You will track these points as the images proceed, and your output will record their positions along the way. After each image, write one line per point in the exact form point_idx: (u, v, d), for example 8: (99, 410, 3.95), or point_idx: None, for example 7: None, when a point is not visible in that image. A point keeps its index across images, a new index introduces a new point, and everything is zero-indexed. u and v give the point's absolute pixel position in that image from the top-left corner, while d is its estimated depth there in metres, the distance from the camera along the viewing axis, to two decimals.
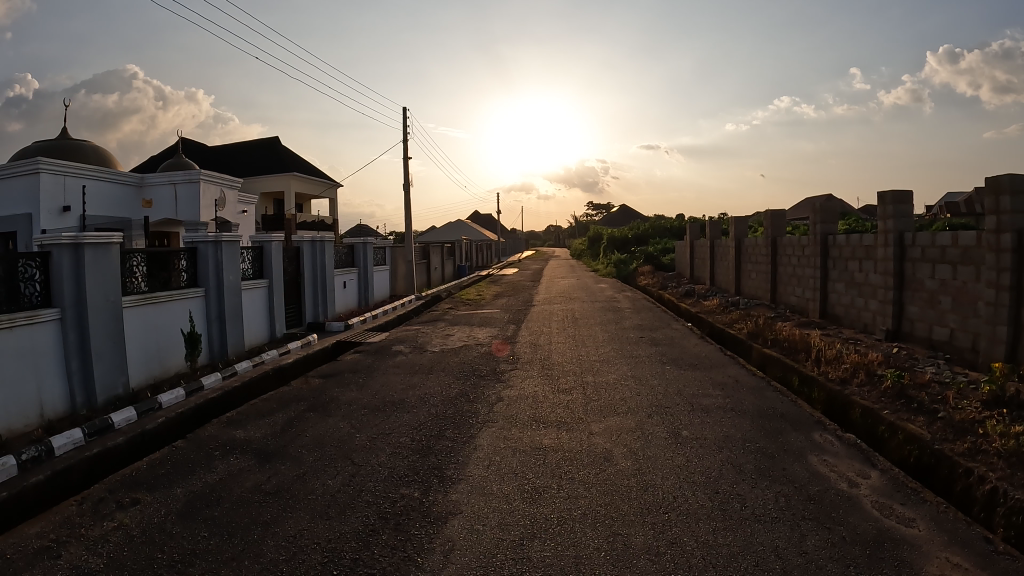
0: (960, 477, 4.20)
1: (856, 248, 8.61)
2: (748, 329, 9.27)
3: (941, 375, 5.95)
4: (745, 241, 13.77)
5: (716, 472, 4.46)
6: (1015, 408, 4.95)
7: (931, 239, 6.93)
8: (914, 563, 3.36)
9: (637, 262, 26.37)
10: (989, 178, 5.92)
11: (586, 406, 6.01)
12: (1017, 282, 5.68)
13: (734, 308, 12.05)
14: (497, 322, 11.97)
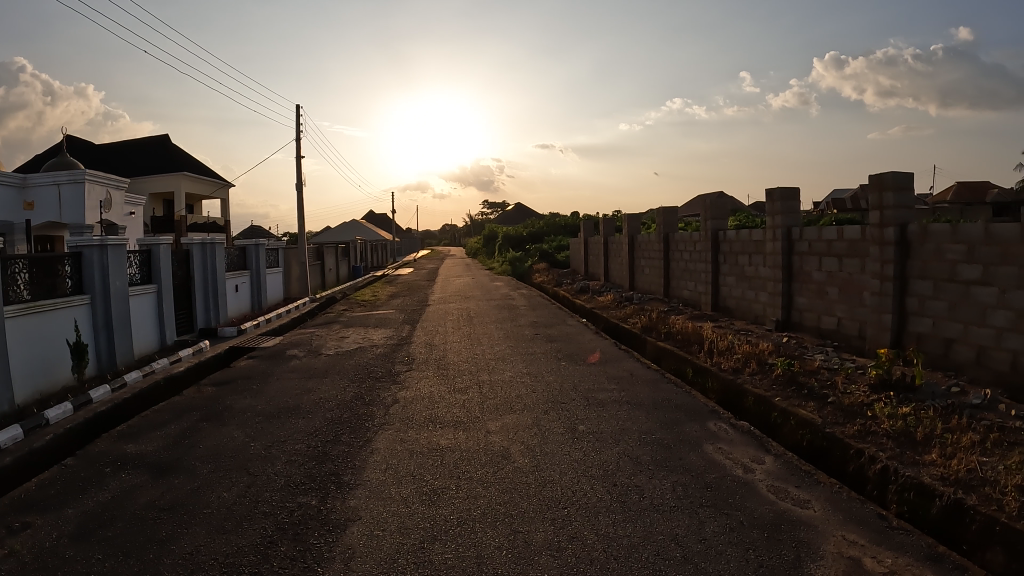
0: (852, 457, 4.45)
1: (745, 243, 8.96)
2: (642, 323, 9.52)
3: (829, 361, 6.27)
4: (638, 238, 14.19)
5: (614, 465, 4.53)
6: (902, 391, 5.28)
7: (817, 233, 7.28)
8: (811, 544, 3.51)
9: (533, 260, 26.68)
10: (873, 175, 6.26)
11: (482, 404, 6.01)
12: (901, 273, 6.05)
13: (628, 303, 12.35)
14: (394, 322, 11.86)
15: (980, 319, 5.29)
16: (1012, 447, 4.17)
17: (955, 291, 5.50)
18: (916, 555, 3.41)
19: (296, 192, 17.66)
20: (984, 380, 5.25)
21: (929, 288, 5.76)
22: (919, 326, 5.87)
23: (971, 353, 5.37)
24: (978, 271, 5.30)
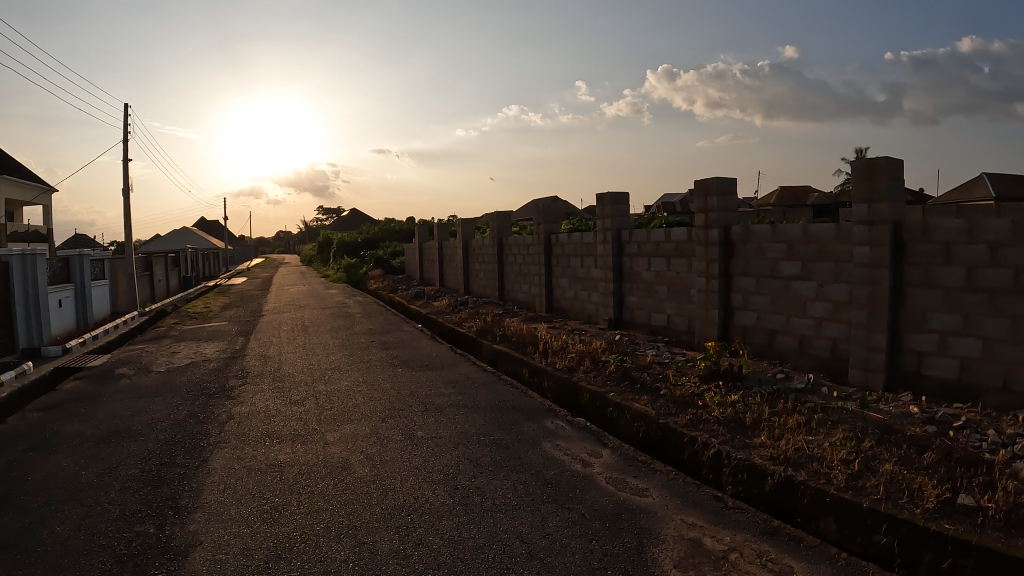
0: (687, 445, 4.78)
1: (577, 246, 9.35)
2: (478, 326, 9.65)
3: (661, 356, 6.70)
4: (473, 242, 14.53)
5: (453, 468, 4.57)
6: (730, 380, 5.71)
7: (646, 235, 7.72)
8: (651, 529, 3.72)
9: (366, 266, 26.31)
10: (698, 181, 6.69)
11: (319, 415, 5.88)
12: (726, 271, 6.56)
13: (464, 308, 12.51)
14: (227, 335, 11.29)
15: (800, 311, 5.87)
16: (832, 424, 4.66)
17: (777, 286, 6.07)
18: (754, 531, 3.74)
19: (125, 197, 16.46)
20: (805, 365, 5.84)
21: (752, 284, 6.31)
22: (745, 319, 6.41)
23: (793, 342, 5.96)
24: (796, 268, 5.87)
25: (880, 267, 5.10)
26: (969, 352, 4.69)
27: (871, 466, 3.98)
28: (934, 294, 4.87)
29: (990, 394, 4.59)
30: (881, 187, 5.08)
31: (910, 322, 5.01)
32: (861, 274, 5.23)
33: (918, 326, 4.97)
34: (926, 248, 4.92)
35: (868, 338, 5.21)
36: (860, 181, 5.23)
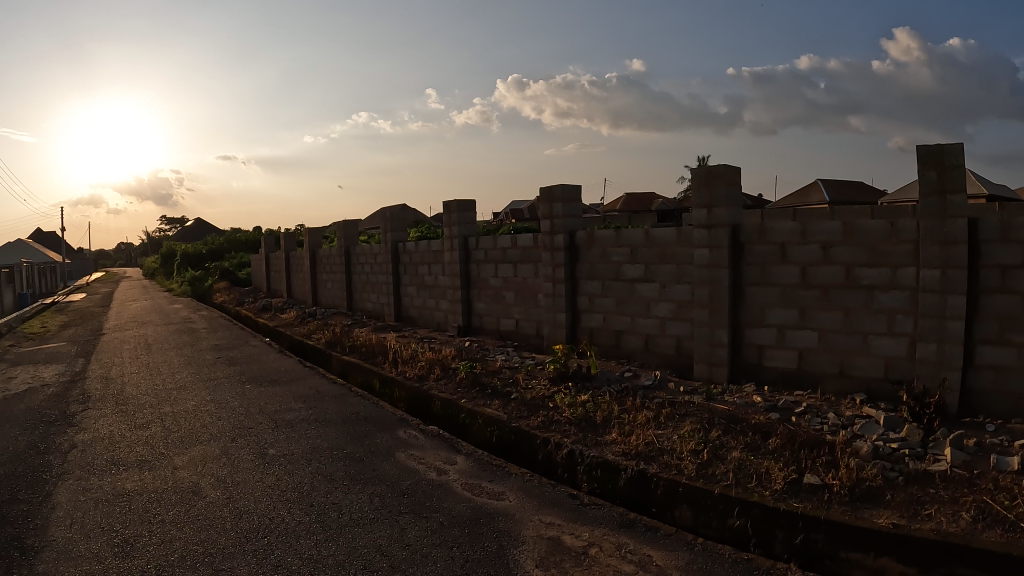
0: (540, 446, 4.92)
1: (426, 253, 9.75)
2: (327, 338, 9.37)
3: (510, 360, 6.94)
4: (320, 252, 14.21)
5: (307, 485, 4.42)
6: (579, 380, 5.88)
7: (492, 242, 7.84)
8: (510, 532, 3.79)
9: (209, 279, 24.81)
10: (543, 188, 6.83)
11: (165, 439, 5.48)
12: (571, 275, 6.76)
13: (311, 320, 12.12)
14: (66, 357, 10.32)
15: (644, 311, 6.16)
16: (680, 417, 4.99)
17: (622, 288, 6.33)
18: (612, 525, 3.98)
19: None
20: (651, 363, 6.15)
21: (598, 288, 6.55)
22: (591, 321, 6.65)
23: (639, 341, 6.25)
24: (640, 270, 6.15)
25: (720, 268, 5.45)
26: (807, 343, 5.19)
27: (719, 455, 4.40)
28: (771, 291, 5.33)
29: (827, 380, 5.12)
30: (719, 194, 5.39)
31: (751, 318, 5.45)
32: (702, 275, 5.57)
33: (758, 321, 5.42)
34: (762, 249, 5.35)
35: (710, 334, 5.56)
36: (699, 188, 5.50)
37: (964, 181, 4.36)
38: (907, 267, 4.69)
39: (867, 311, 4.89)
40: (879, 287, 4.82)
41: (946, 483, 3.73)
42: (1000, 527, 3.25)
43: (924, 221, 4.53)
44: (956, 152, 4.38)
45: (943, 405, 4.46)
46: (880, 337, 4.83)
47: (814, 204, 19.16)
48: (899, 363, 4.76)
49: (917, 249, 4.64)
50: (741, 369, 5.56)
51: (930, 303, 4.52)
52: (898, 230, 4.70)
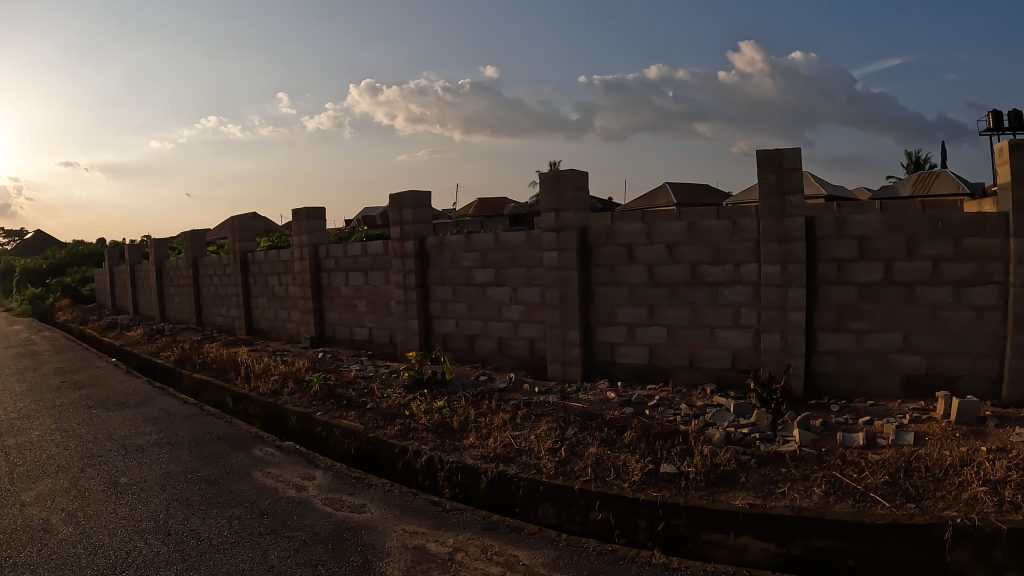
0: (399, 455, 4.89)
1: (275, 263, 9.42)
2: (175, 355, 8.80)
3: (365, 370, 6.86)
4: (166, 265, 13.35)
5: (163, 513, 4.16)
6: (435, 386, 5.89)
7: (342, 250, 7.69)
8: (374, 544, 3.75)
9: (50, 296, 22.67)
10: (393, 194, 6.77)
11: (6, 475, 4.95)
12: (422, 281, 6.75)
13: (160, 337, 11.34)
14: None
15: (497, 314, 6.25)
16: (537, 417, 5.09)
17: (473, 293, 6.39)
18: (475, 528, 4.05)
19: None
20: (506, 365, 6.25)
21: (449, 293, 6.59)
22: (444, 327, 6.68)
23: (493, 344, 6.33)
24: (490, 274, 6.24)
25: (570, 270, 5.61)
26: (656, 339, 5.46)
27: (576, 451, 4.54)
28: (620, 291, 5.55)
29: (678, 373, 5.42)
30: (567, 197, 5.55)
31: (602, 317, 5.66)
32: (551, 277, 5.71)
33: (608, 320, 5.63)
34: (610, 250, 5.56)
35: (562, 334, 5.72)
36: (547, 192, 5.63)
37: (801, 183, 4.81)
38: (749, 264, 5.06)
39: (712, 306, 5.22)
40: (723, 283, 5.16)
41: (796, 461, 4.18)
42: (850, 499, 3.75)
43: (765, 220, 4.93)
44: (794, 157, 4.79)
45: (788, 389, 4.90)
46: (726, 330, 5.18)
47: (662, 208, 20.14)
48: (745, 353, 5.14)
49: (756, 246, 5.03)
50: (593, 367, 5.74)
51: (773, 295, 4.94)
52: (739, 229, 5.06)
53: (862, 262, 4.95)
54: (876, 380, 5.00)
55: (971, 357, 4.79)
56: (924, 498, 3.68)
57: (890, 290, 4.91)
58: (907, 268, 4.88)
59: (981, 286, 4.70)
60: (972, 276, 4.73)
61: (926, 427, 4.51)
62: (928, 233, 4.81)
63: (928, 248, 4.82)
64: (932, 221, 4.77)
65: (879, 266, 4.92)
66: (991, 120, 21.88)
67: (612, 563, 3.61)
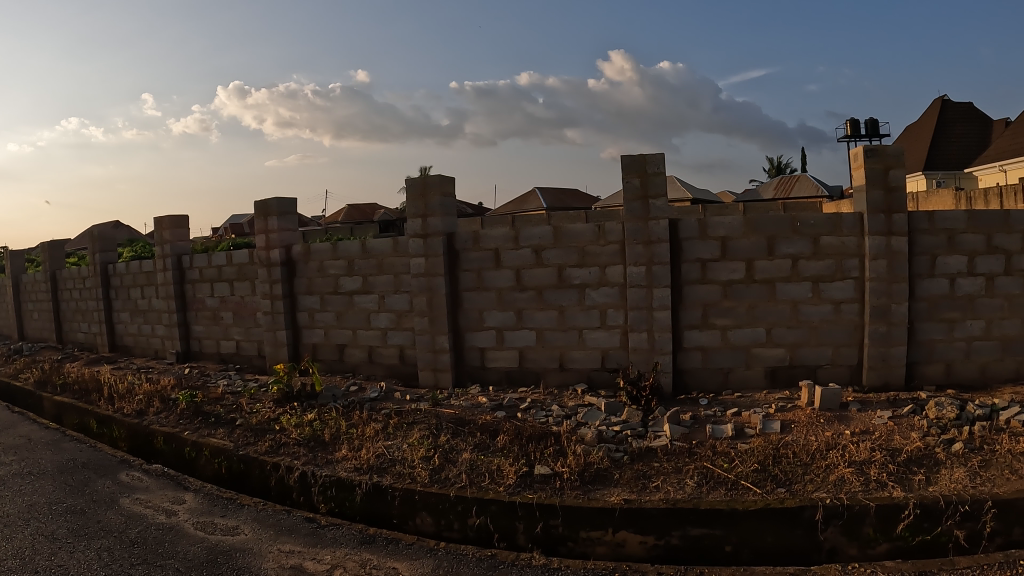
0: (271, 472, 4.70)
1: (137, 275, 8.87)
2: (33, 377, 8.11)
3: (233, 386, 6.54)
4: (22, 279, 12.32)
5: (26, 549, 3.81)
6: (304, 399, 5.71)
7: (207, 260, 7.34)
8: (252, 567, 3.58)
9: None
10: (257, 202, 6.53)
11: None
12: (289, 290, 6.53)
13: (15, 357, 10.44)
14: None
15: (365, 323, 6.15)
16: (409, 426, 5.01)
17: (341, 301, 6.26)
18: (352, 543, 3.91)
19: None
20: (377, 373, 6.15)
21: (317, 302, 6.41)
22: (313, 337, 6.49)
23: (362, 354, 6.22)
24: (358, 282, 6.12)
25: (436, 276, 5.57)
26: (525, 342, 5.51)
27: (450, 458, 4.49)
28: (487, 295, 5.56)
29: (549, 374, 5.50)
30: (434, 203, 5.52)
31: (470, 323, 5.66)
32: (419, 284, 5.64)
33: (477, 325, 5.64)
34: (477, 255, 5.56)
35: (432, 341, 5.67)
36: (414, 198, 5.58)
37: (664, 187, 4.99)
38: (613, 266, 5.22)
39: (580, 308, 5.33)
40: (590, 285, 5.28)
41: (668, 455, 4.32)
42: (722, 488, 3.96)
43: (629, 223, 5.09)
44: (658, 162, 4.98)
45: (656, 386, 5.06)
46: (594, 331, 5.31)
47: (534, 212, 20.59)
48: (613, 352, 5.29)
49: (622, 249, 5.19)
50: (462, 373, 5.74)
51: (639, 296, 5.12)
52: (605, 232, 5.19)
53: (724, 262, 5.17)
54: (743, 373, 5.26)
55: (832, 347, 5.23)
56: (793, 482, 3.97)
57: (752, 287, 5.18)
58: (767, 266, 5.17)
59: (839, 282, 5.15)
60: (829, 272, 5.16)
61: (792, 415, 4.80)
62: (787, 233, 5.14)
63: (787, 247, 5.14)
64: (790, 222, 5.11)
65: (741, 264, 5.17)
66: (847, 130, 23.52)
67: (491, 568, 3.58)
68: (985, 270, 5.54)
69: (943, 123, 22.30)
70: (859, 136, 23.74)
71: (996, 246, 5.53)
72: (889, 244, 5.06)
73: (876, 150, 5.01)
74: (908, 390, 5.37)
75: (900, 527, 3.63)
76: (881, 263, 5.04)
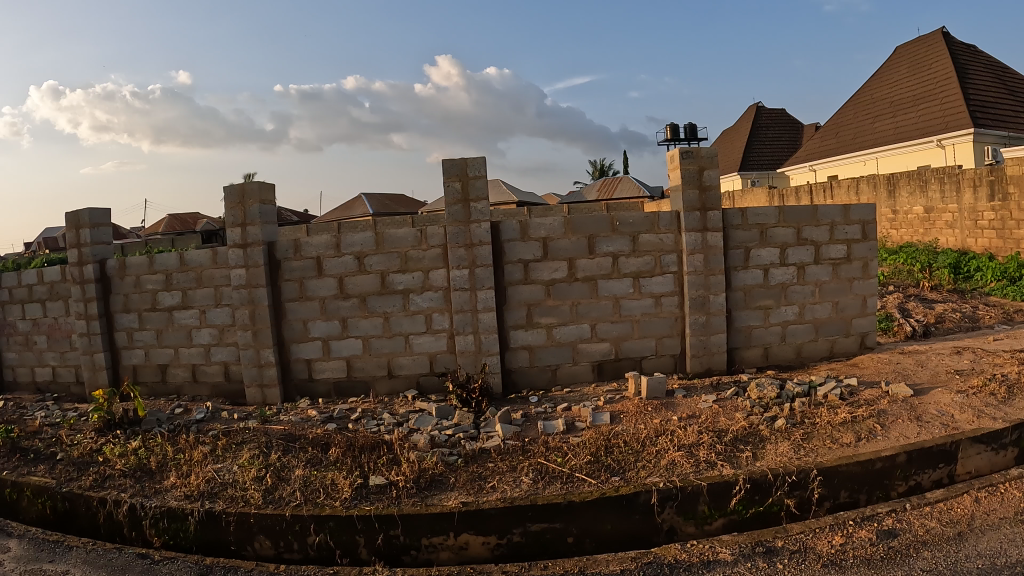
0: (98, 508, 4.29)
1: None
2: None
3: (51, 417, 5.94)
4: None
5: None
6: (127, 427, 5.27)
7: (15, 279, 6.61)
8: None
9: None
10: (68, 213, 6.00)
11: None
12: (105, 309, 6.02)
13: None
14: None
15: (187, 340, 5.80)
16: (238, 446, 4.75)
17: (160, 318, 5.86)
18: None
19: None
20: (202, 394, 5.83)
21: (136, 320, 5.95)
22: (133, 358, 6.02)
23: (186, 373, 5.86)
24: (177, 297, 5.75)
25: (258, 287, 5.33)
26: (352, 351, 5.41)
27: (283, 476, 4.29)
28: (311, 305, 5.40)
29: (378, 383, 5.45)
30: (252, 211, 5.29)
31: (295, 334, 5.46)
32: (240, 296, 5.36)
33: (302, 336, 5.45)
34: (298, 265, 5.38)
35: (256, 356, 5.41)
36: (231, 206, 5.31)
37: (484, 190, 5.07)
38: (436, 270, 5.27)
39: (405, 314, 5.33)
40: (413, 290, 5.30)
41: (502, 454, 4.37)
42: (557, 482, 4.04)
43: (451, 227, 5.13)
44: (478, 165, 5.05)
45: (485, 387, 5.16)
46: (420, 336, 5.34)
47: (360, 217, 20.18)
48: (441, 356, 5.35)
49: (444, 252, 5.24)
50: (290, 387, 5.54)
51: (462, 299, 5.19)
52: (426, 237, 5.22)
53: (546, 262, 5.31)
54: (570, 369, 5.44)
55: (654, 338, 5.52)
56: (626, 470, 4.13)
57: (574, 285, 5.35)
58: (588, 265, 5.36)
59: (657, 277, 5.44)
60: (648, 268, 5.44)
61: (620, 406, 5.01)
62: (607, 232, 5.36)
63: (606, 245, 5.36)
64: (610, 221, 5.33)
65: (562, 264, 5.32)
66: (668, 134, 25.02)
67: None
68: (795, 260, 6.03)
69: (756, 127, 24.24)
70: (680, 140, 25.34)
71: (806, 239, 6.06)
72: (704, 240, 5.41)
73: (691, 153, 5.32)
74: (730, 374, 5.77)
75: (733, 502, 3.87)
76: (698, 257, 5.38)
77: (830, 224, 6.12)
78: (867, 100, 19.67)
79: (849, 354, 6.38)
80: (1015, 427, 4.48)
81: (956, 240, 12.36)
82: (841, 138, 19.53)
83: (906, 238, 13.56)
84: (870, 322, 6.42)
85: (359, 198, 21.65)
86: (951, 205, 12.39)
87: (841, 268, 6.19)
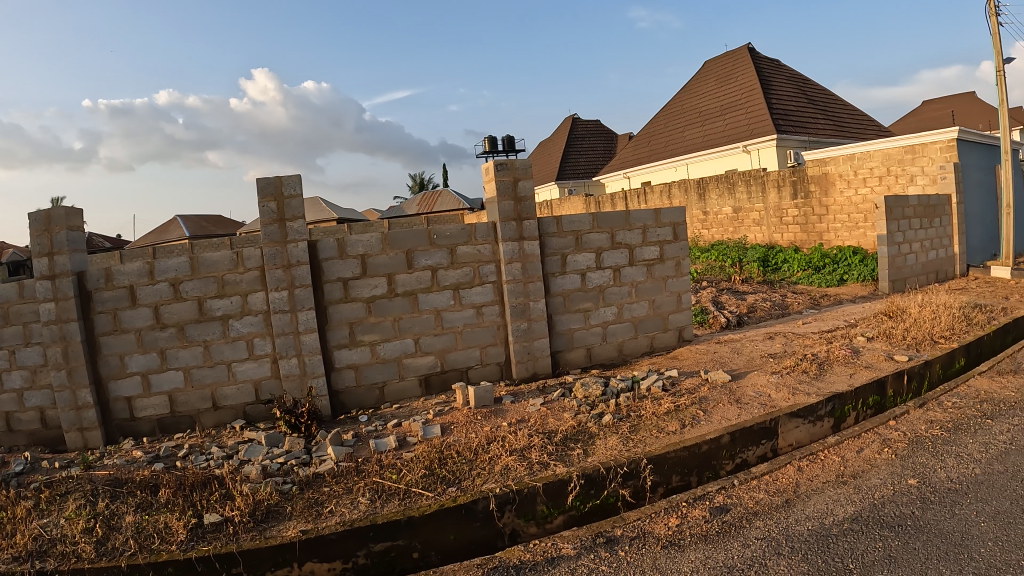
0: None
1: None
2: None
3: None
4: None
5: None
6: None
7: None
8: None
9: None
10: None
11: None
12: None
13: None
14: None
15: None
16: (64, 497, 4.19)
17: None
18: None
19: None
20: (19, 445, 5.19)
21: None
22: None
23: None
24: None
25: (69, 322, 4.84)
26: (174, 384, 5.06)
27: (114, 525, 3.90)
28: (126, 338, 4.99)
29: (203, 416, 5.12)
30: (59, 238, 4.83)
31: (111, 370, 5.02)
32: (50, 333, 4.84)
33: (119, 372, 5.02)
34: (111, 295, 4.97)
35: (73, 398, 4.89)
36: (35, 234, 4.83)
37: (300, 209, 5.00)
38: (255, 293, 5.07)
39: (225, 341, 5.07)
40: (232, 316, 5.05)
41: (337, 477, 4.27)
42: (394, 498, 4.02)
43: (267, 248, 4.97)
44: (292, 184, 4.97)
45: (313, 411, 5.03)
46: (243, 363, 5.09)
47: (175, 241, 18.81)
48: (266, 382, 5.13)
49: (262, 274, 5.06)
50: (111, 429, 5.07)
51: (283, 322, 5.03)
52: (242, 259, 5.02)
53: (365, 278, 5.26)
54: (397, 385, 5.42)
55: (478, 347, 5.63)
56: (462, 479, 4.18)
57: (395, 300, 5.35)
58: (408, 279, 5.39)
59: (478, 287, 5.57)
60: (467, 279, 5.55)
61: (450, 418, 5.05)
62: (425, 246, 5.41)
63: (425, 259, 5.41)
64: (427, 235, 5.39)
65: (382, 279, 5.30)
66: (486, 146, 25.52)
67: None
68: (611, 263, 6.40)
69: (573, 139, 25.42)
70: (498, 152, 25.95)
71: (620, 242, 6.44)
72: (521, 248, 5.62)
73: (506, 165, 5.51)
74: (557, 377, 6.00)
75: (570, 499, 4.03)
76: (516, 265, 5.58)
77: (642, 227, 6.56)
78: (676, 110, 21.36)
79: (668, 347, 6.87)
80: (826, 399, 5.05)
81: (764, 236, 13.69)
82: (652, 147, 20.96)
83: (719, 237, 14.79)
84: (686, 316, 6.96)
85: (173, 221, 20.20)
86: (756, 205, 13.68)
87: (655, 268, 6.65)
